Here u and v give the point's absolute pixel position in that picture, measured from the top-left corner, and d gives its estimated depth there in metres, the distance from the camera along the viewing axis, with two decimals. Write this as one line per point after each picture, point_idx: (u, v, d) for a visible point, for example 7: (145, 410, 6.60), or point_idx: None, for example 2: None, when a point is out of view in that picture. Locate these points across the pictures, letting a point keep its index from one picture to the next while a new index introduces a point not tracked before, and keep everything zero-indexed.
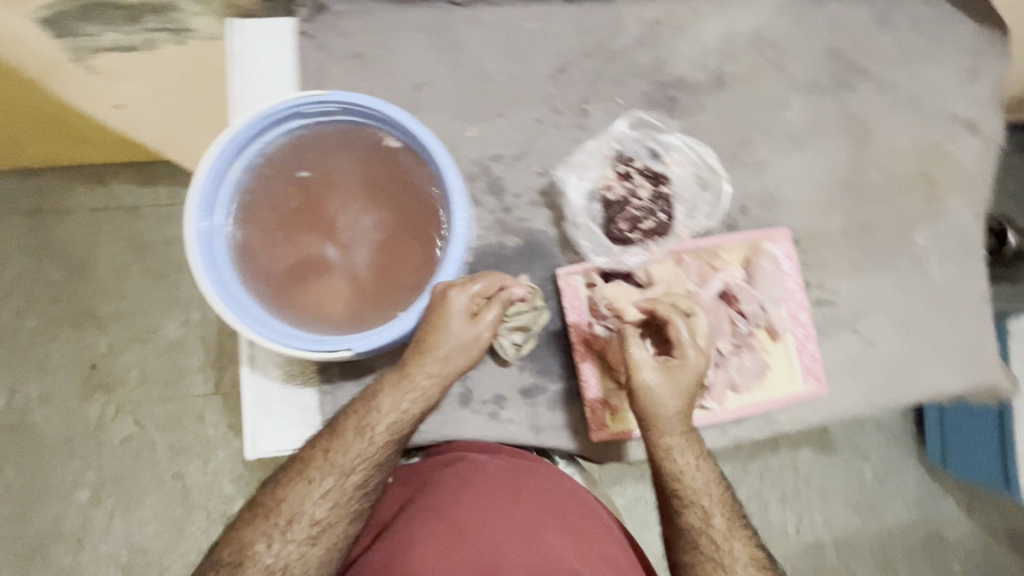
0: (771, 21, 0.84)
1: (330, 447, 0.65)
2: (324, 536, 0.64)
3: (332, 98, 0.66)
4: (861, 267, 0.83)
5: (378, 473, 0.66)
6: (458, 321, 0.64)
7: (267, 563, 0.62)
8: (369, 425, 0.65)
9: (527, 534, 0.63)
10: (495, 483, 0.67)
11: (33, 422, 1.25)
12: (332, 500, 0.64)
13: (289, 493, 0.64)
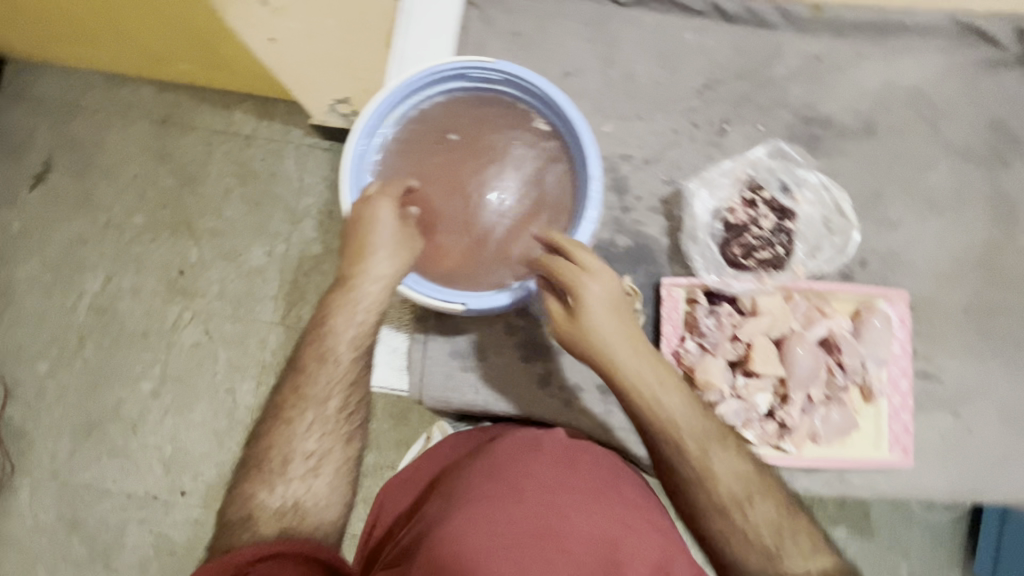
0: (935, 80, 0.81)
1: (299, 385, 0.64)
2: (324, 467, 0.64)
3: (496, 67, 0.69)
4: (975, 349, 0.79)
5: (355, 391, 0.65)
6: (388, 233, 0.63)
7: (274, 507, 0.61)
8: (327, 349, 0.64)
9: (582, 511, 0.64)
10: (554, 456, 0.69)
11: (113, 309, 1.48)
12: (318, 432, 0.63)
13: (274, 441, 0.63)
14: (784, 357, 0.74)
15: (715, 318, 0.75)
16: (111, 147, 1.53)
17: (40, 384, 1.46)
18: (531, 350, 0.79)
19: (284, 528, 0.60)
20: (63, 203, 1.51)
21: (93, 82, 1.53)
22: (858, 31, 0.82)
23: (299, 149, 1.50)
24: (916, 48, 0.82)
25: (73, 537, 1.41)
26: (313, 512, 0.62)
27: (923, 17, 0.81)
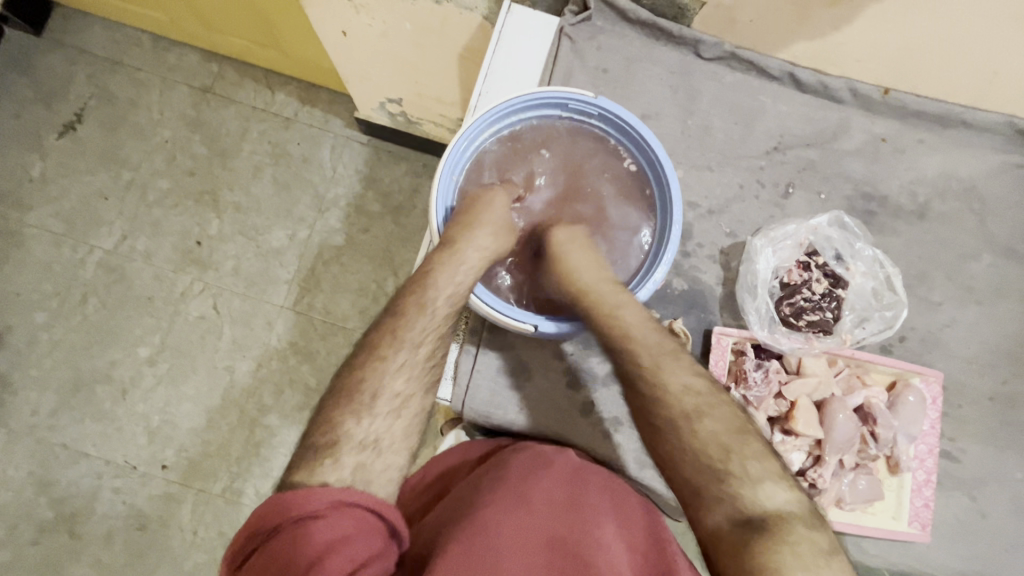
0: (985, 177, 0.86)
1: (396, 326, 0.65)
2: (407, 409, 0.64)
3: (597, 102, 0.75)
4: (1000, 439, 0.82)
5: (441, 345, 0.68)
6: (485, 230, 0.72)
7: (358, 438, 0.60)
8: (429, 299, 0.66)
9: (592, 522, 0.66)
10: (562, 474, 0.71)
11: (127, 269, 1.52)
12: (404, 382, 0.63)
13: (365, 373, 0.63)
14: (823, 420, 0.76)
15: (762, 372, 0.77)
16: (153, 109, 1.59)
17: (33, 334, 1.48)
18: (577, 377, 0.80)
19: (362, 462, 0.59)
20: (87, 154, 1.56)
21: (148, 45, 1.61)
22: (923, 119, 0.85)
23: (338, 141, 1.59)
24: (975, 144, 0.86)
25: (43, 495, 1.41)
26: (388, 451, 0.61)
27: (987, 114, 0.83)
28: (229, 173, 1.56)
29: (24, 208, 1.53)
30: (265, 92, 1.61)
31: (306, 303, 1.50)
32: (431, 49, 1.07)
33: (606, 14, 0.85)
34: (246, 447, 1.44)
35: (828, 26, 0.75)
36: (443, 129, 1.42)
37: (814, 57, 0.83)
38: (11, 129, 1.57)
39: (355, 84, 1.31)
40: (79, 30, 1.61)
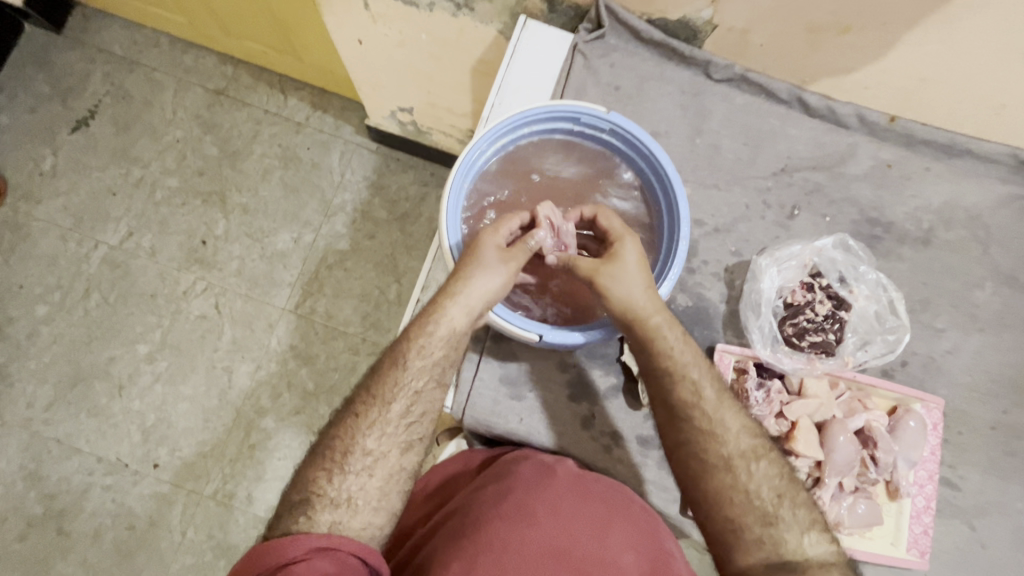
0: (990, 207, 0.87)
1: (372, 386, 0.68)
2: (380, 466, 0.66)
3: (609, 118, 0.76)
4: (1001, 468, 0.82)
5: (418, 402, 0.69)
6: (491, 256, 0.69)
7: (331, 495, 0.64)
8: (405, 357, 0.68)
9: (594, 539, 0.66)
10: (568, 484, 0.71)
11: (131, 266, 1.52)
12: (378, 432, 0.66)
13: (341, 432, 0.67)
14: (824, 442, 0.76)
15: (764, 391, 0.77)
16: (166, 108, 1.61)
17: (34, 327, 1.48)
18: (580, 390, 0.80)
19: (334, 520, 0.62)
20: (100, 151, 1.58)
21: (166, 46, 1.64)
22: (930, 147, 0.86)
23: (348, 147, 1.60)
24: (979, 174, 0.87)
25: (33, 489, 1.40)
26: (362, 508, 0.64)
27: (995, 146, 0.84)
28: (238, 175, 1.58)
29: (34, 201, 1.54)
30: (277, 96, 1.63)
31: (309, 306, 1.50)
32: (446, 61, 1.09)
33: (619, 32, 0.86)
34: (241, 449, 1.43)
35: (841, 51, 0.77)
36: (452, 140, 1.43)
37: (823, 82, 0.84)
38: (25, 123, 1.58)
39: (368, 93, 1.33)
40: (97, 29, 1.64)
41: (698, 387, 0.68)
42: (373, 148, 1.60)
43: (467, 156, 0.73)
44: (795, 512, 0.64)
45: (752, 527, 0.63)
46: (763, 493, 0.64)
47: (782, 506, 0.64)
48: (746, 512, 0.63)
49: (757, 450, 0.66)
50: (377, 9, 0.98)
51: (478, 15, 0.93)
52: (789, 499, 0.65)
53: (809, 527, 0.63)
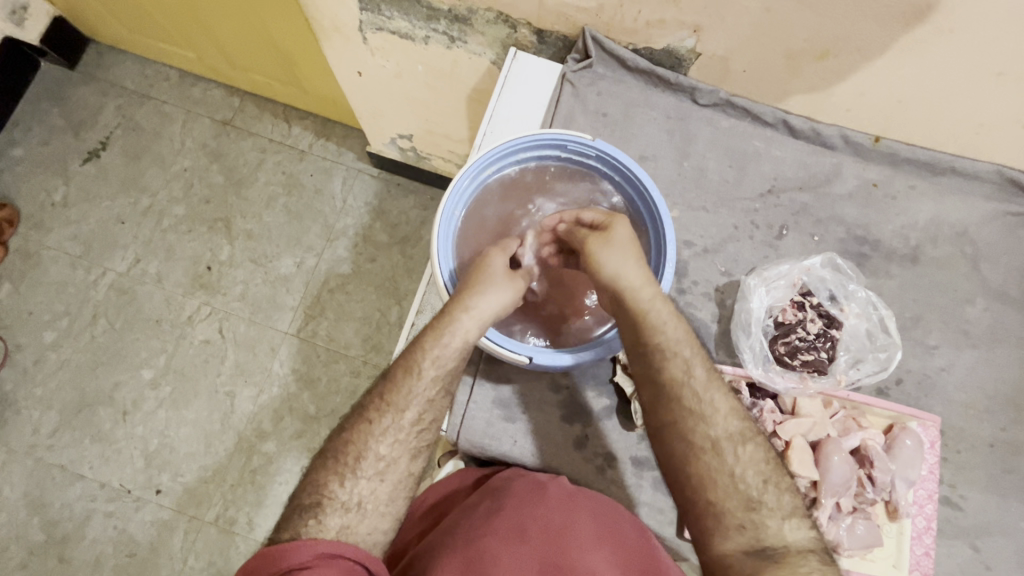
0: (978, 223, 0.87)
1: (385, 393, 0.68)
2: (391, 473, 0.66)
3: (594, 144, 0.78)
4: (1002, 487, 0.81)
5: (430, 409, 0.69)
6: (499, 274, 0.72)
7: (341, 499, 0.64)
8: (419, 365, 0.68)
9: (586, 551, 0.66)
10: (557, 501, 0.70)
11: (138, 293, 1.55)
12: (393, 438, 0.66)
13: (354, 437, 0.67)
14: (820, 463, 0.75)
15: (756, 411, 0.79)
16: (174, 138, 1.66)
17: (42, 354, 1.51)
18: (572, 411, 0.80)
19: (344, 525, 0.62)
20: (109, 181, 1.62)
21: (176, 80, 1.70)
22: (915, 166, 0.88)
23: (350, 173, 1.64)
24: (966, 192, 0.88)
25: (36, 516, 1.40)
26: (371, 513, 0.64)
27: (980, 164, 0.86)
28: (243, 203, 1.61)
29: (45, 231, 1.58)
30: (280, 125, 1.67)
31: (311, 330, 1.52)
32: (442, 90, 1.12)
33: (606, 62, 0.88)
34: (242, 474, 1.43)
35: (821, 77, 0.80)
36: (450, 164, 1.46)
37: (807, 106, 0.87)
38: (38, 155, 1.64)
39: (367, 121, 1.37)
40: (110, 65, 1.70)
41: (688, 366, 0.66)
42: (375, 174, 1.64)
43: (455, 188, 0.75)
44: (780, 497, 0.62)
45: (734, 512, 0.61)
46: (747, 477, 0.62)
47: (766, 492, 0.62)
48: (729, 496, 0.62)
49: (744, 432, 0.64)
50: (375, 43, 1.02)
51: (472, 47, 0.97)
52: (774, 485, 0.63)
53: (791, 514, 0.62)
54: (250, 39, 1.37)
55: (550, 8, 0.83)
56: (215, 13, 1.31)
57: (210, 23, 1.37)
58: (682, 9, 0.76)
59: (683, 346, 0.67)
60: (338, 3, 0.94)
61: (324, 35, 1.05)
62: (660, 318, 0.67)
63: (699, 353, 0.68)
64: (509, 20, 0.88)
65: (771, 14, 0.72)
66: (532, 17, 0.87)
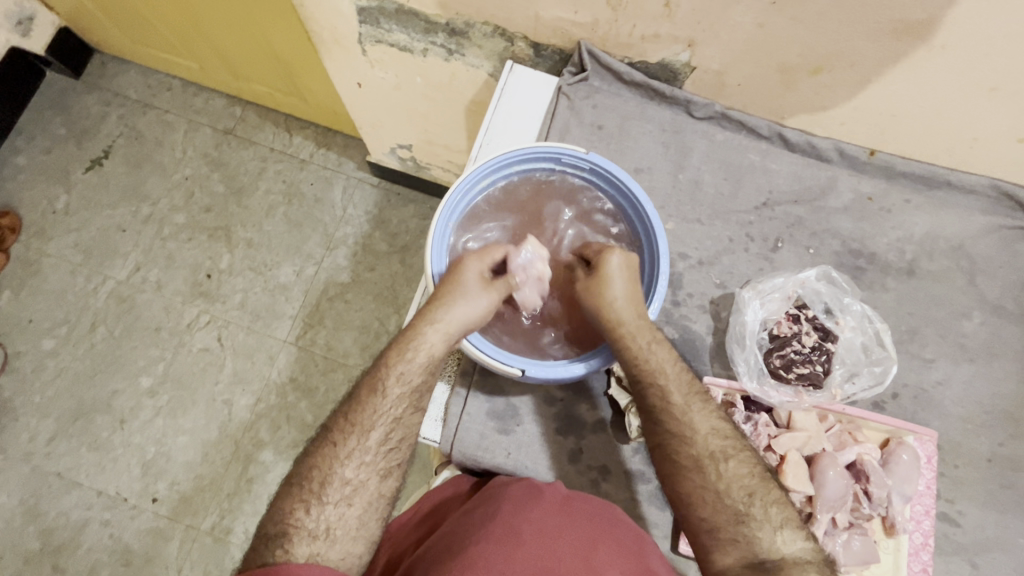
0: (974, 237, 0.87)
1: (349, 414, 0.68)
2: (359, 496, 0.66)
3: (588, 157, 0.79)
4: (1000, 503, 0.80)
5: (398, 428, 0.69)
6: (473, 287, 0.71)
7: (308, 528, 0.63)
8: (383, 384, 0.69)
9: (579, 559, 0.65)
10: (552, 504, 0.70)
11: (137, 300, 1.56)
12: (357, 460, 0.66)
13: (318, 462, 0.67)
14: (815, 477, 0.75)
15: (751, 424, 0.79)
16: (176, 147, 1.67)
17: (40, 361, 1.51)
18: (566, 423, 0.80)
19: (312, 552, 0.62)
20: (111, 190, 1.64)
21: (179, 90, 1.71)
22: (910, 180, 0.88)
23: (350, 182, 1.65)
24: (961, 205, 0.88)
25: (31, 525, 1.40)
26: (342, 539, 0.64)
27: (975, 178, 0.86)
28: (243, 211, 1.62)
29: (46, 238, 1.59)
30: (281, 134, 1.68)
31: (309, 338, 1.52)
32: (440, 102, 1.13)
33: (602, 74, 0.89)
34: (238, 484, 1.42)
35: (814, 91, 0.80)
36: (450, 174, 1.47)
37: (800, 119, 0.87)
38: (41, 163, 1.65)
39: (368, 131, 1.38)
40: (114, 74, 1.72)
41: (665, 391, 0.69)
42: (374, 184, 1.65)
43: (450, 200, 0.76)
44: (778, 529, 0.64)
45: (724, 527, 0.63)
46: (732, 492, 0.64)
47: (753, 505, 0.64)
48: (719, 512, 0.64)
49: (725, 450, 0.66)
50: (374, 55, 1.03)
51: (470, 59, 0.97)
52: (760, 499, 0.64)
53: (781, 526, 0.63)
54: (252, 50, 1.38)
55: (546, 22, 0.84)
56: (217, 25, 1.33)
57: (213, 34, 1.38)
58: (678, 23, 0.76)
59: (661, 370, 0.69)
60: (337, 15, 0.95)
61: (324, 47, 1.06)
62: (641, 345, 0.69)
63: (679, 376, 0.70)
64: (506, 34, 0.89)
65: (764, 29, 0.72)
66: (528, 31, 0.87)
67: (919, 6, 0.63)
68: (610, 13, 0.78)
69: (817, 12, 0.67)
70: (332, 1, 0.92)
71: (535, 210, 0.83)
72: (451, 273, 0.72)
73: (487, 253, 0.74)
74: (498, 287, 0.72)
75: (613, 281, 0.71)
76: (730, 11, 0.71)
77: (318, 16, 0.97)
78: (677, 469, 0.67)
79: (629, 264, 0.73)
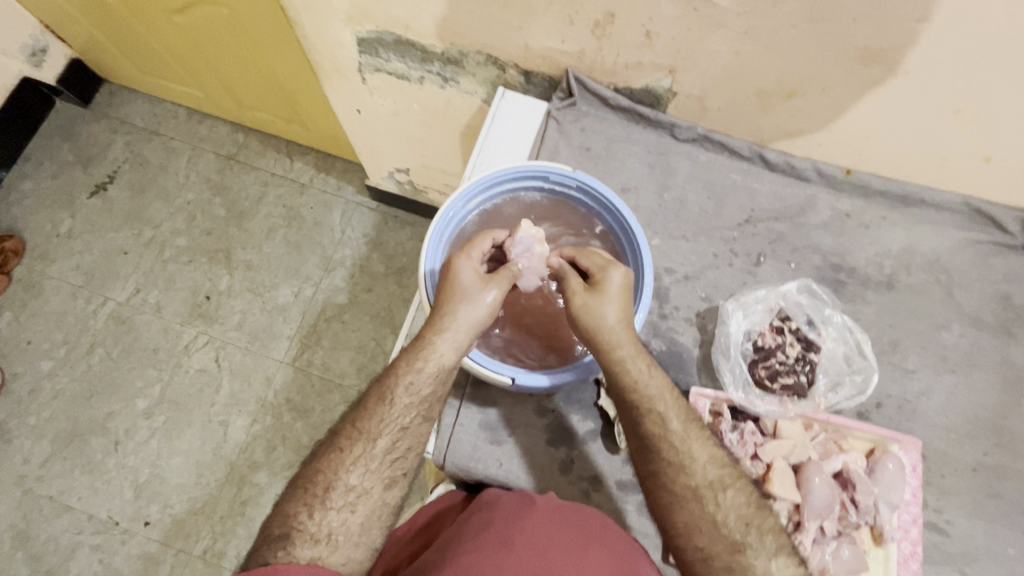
0: (949, 251, 0.91)
1: (357, 421, 0.70)
2: (362, 503, 0.67)
3: (575, 176, 0.83)
4: (988, 513, 0.81)
5: (405, 437, 0.70)
6: (472, 289, 0.72)
7: (311, 531, 0.64)
8: (392, 392, 0.70)
9: (570, 563, 0.66)
10: (546, 512, 0.70)
11: (136, 322, 1.57)
12: (363, 467, 0.68)
13: (324, 467, 0.68)
14: (802, 485, 0.76)
15: (737, 433, 0.80)
16: (179, 172, 1.72)
17: (37, 383, 1.52)
18: (558, 434, 0.82)
19: (314, 555, 0.63)
20: (114, 214, 1.67)
21: (184, 117, 1.77)
22: (886, 198, 0.92)
23: (349, 206, 1.69)
24: (936, 222, 0.91)
25: (20, 550, 1.38)
26: (343, 544, 0.65)
27: (948, 196, 0.90)
28: (244, 234, 1.66)
29: (49, 261, 1.62)
30: (283, 160, 1.74)
31: (306, 359, 1.54)
32: (436, 127, 1.18)
33: (590, 100, 0.94)
34: (232, 506, 1.42)
35: (790, 115, 0.85)
36: (446, 198, 1.51)
37: (781, 141, 0.91)
38: (47, 189, 1.69)
39: (366, 156, 1.43)
40: (122, 103, 1.79)
41: (665, 419, 0.69)
42: (373, 208, 1.69)
43: (443, 217, 0.79)
44: (763, 537, 0.66)
45: (721, 555, 0.65)
46: (729, 521, 0.66)
47: (747, 533, 0.66)
48: (715, 541, 0.65)
49: (723, 480, 0.68)
50: (373, 83, 1.08)
51: (464, 86, 1.02)
52: (756, 527, 0.66)
53: (775, 553, 0.65)
54: (255, 78, 1.44)
55: (536, 51, 0.89)
56: (222, 54, 1.38)
57: (218, 64, 1.44)
58: (658, 52, 0.81)
59: (649, 378, 0.70)
60: (337, 46, 1.01)
61: (326, 77, 1.12)
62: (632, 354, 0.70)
63: (667, 387, 0.72)
64: (498, 63, 0.94)
65: (739, 57, 0.77)
66: (519, 60, 0.92)
67: (882, 35, 0.68)
68: (595, 42, 0.83)
69: (787, 40, 0.72)
70: (334, 33, 0.97)
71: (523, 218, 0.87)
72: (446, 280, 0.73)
73: (474, 249, 0.75)
74: (496, 280, 0.74)
75: (611, 299, 0.71)
76: (707, 40, 0.76)
77: (320, 46, 1.02)
78: (675, 499, 0.67)
79: (627, 281, 0.73)
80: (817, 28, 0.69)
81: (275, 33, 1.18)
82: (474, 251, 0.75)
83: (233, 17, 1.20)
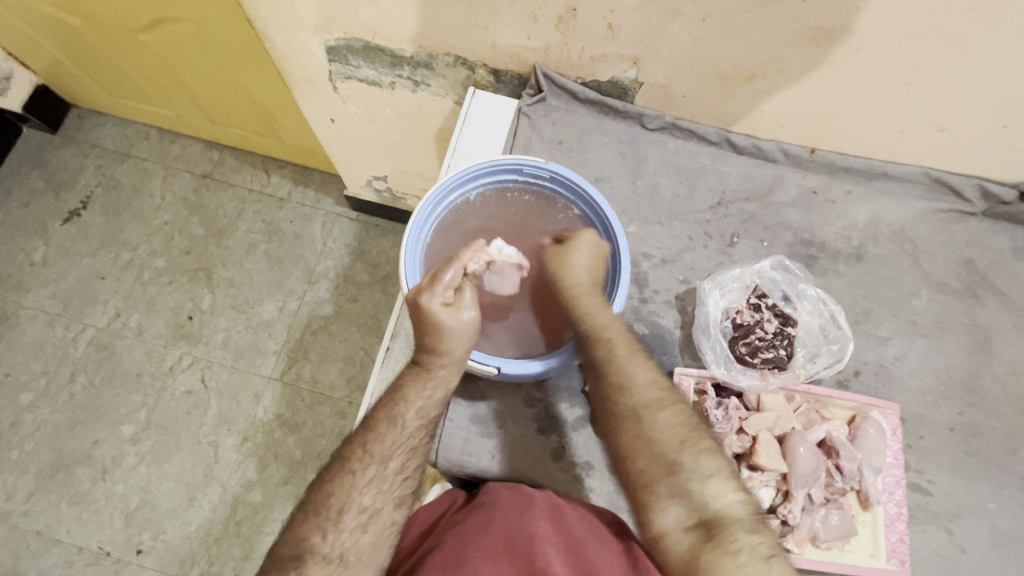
0: (913, 221, 0.94)
1: (368, 443, 0.70)
2: (373, 523, 0.68)
3: (548, 167, 0.84)
4: (968, 471, 0.83)
5: (413, 456, 0.72)
6: (449, 314, 0.70)
7: (324, 553, 0.65)
8: (400, 416, 0.71)
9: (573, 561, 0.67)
10: (546, 511, 0.71)
11: (117, 347, 1.55)
12: (376, 489, 0.69)
13: (335, 489, 0.68)
14: (788, 456, 0.78)
15: (723, 409, 0.81)
16: (153, 193, 1.70)
17: (18, 416, 1.48)
18: (548, 423, 0.82)
19: None
20: (90, 239, 1.65)
21: (157, 138, 1.76)
22: (851, 174, 0.95)
23: (329, 217, 1.69)
24: (900, 194, 0.95)
25: None
26: (354, 564, 0.66)
27: (909, 169, 0.93)
28: (223, 252, 1.64)
29: (23, 291, 1.59)
30: (259, 174, 1.73)
31: (294, 373, 1.52)
32: (412, 132, 1.19)
33: (558, 94, 0.95)
34: (226, 527, 1.40)
35: (753, 98, 0.87)
36: None
37: (745, 124, 0.94)
38: (18, 218, 1.66)
39: (344, 165, 1.42)
40: (92, 127, 1.76)
41: None
42: (354, 219, 1.69)
43: (420, 215, 0.79)
44: None
45: None
46: None
47: None
48: None
49: None
50: (345, 91, 1.09)
51: (435, 89, 1.04)
52: None
53: None
54: (223, 91, 1.42)
55: (503, 49, 0.90)
56: (187, 68, 1.37)
57: (184, 79, 1.43)
58: (622, 43, 0.83)
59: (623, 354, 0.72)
60: (305, 56, 1.01)
61: (297, 87, 1.12)
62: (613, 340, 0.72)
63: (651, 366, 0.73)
64: (467, 65, 0.96)
65: (699, 43, 0.79)
66: (487, 59, 0.94)
67: (832, 13, 0.70)
68: (560, 37, 0.85)
69: (742, 24, 0.74)
70: (302, 44, 0.98)
71: (501, 210, 0.88)
72: (422, 322, 0.71)
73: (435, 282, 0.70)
74: (466, 298, 0.71)
75: (578, 251, 0.78)
76: (667, 28, 0.78)
77: (287, 59, 1.03)
78: None
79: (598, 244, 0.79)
80: (768, 10, 0.72)
81: (241, 44, 1.17)
82: (438, 282, 0.70)
83: (200, 32, 1.20)
